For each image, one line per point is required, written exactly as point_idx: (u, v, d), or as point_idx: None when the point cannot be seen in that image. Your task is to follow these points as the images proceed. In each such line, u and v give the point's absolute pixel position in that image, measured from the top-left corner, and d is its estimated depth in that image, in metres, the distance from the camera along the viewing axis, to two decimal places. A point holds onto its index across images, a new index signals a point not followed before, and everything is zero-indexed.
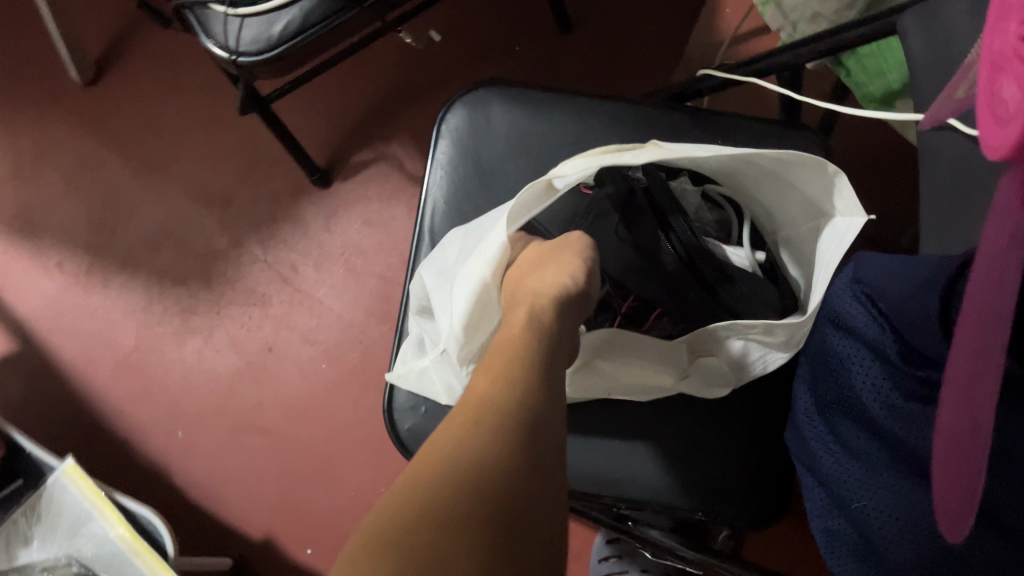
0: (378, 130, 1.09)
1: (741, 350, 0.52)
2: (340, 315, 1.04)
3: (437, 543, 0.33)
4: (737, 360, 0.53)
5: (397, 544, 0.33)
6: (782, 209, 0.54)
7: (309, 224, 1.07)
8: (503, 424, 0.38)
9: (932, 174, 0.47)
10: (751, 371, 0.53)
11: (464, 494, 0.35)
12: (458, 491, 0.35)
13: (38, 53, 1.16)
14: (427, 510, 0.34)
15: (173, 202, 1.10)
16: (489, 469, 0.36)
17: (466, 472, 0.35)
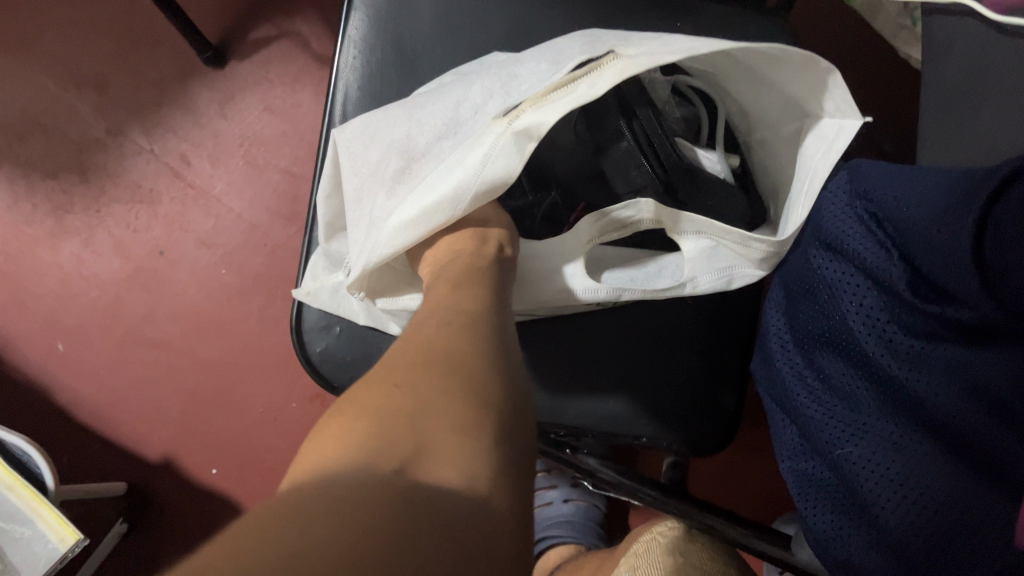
0: (279, 2, 0.96)
1: (708, 251, 0.44)
2: (241, 216, 0.93)
3: (427, 406, 0.28)
4: (700, 265, 0.45)
5: (385, 411, 0.27)
6: (761, 109, 0.46)
7: (201, 110, 0.94)
8: (466, 333, 0.33)
9: (944, 69, 0.41)
10: (717, 282, 0.45)
11: (466, 385, 0.29)
12: (452, 374, 0.30)
13: None
14: (414, 387, 0.29)
15: (36, 82, 0.94)
16: (480, 369, 0.31)
17: (455, 366, 0.30)
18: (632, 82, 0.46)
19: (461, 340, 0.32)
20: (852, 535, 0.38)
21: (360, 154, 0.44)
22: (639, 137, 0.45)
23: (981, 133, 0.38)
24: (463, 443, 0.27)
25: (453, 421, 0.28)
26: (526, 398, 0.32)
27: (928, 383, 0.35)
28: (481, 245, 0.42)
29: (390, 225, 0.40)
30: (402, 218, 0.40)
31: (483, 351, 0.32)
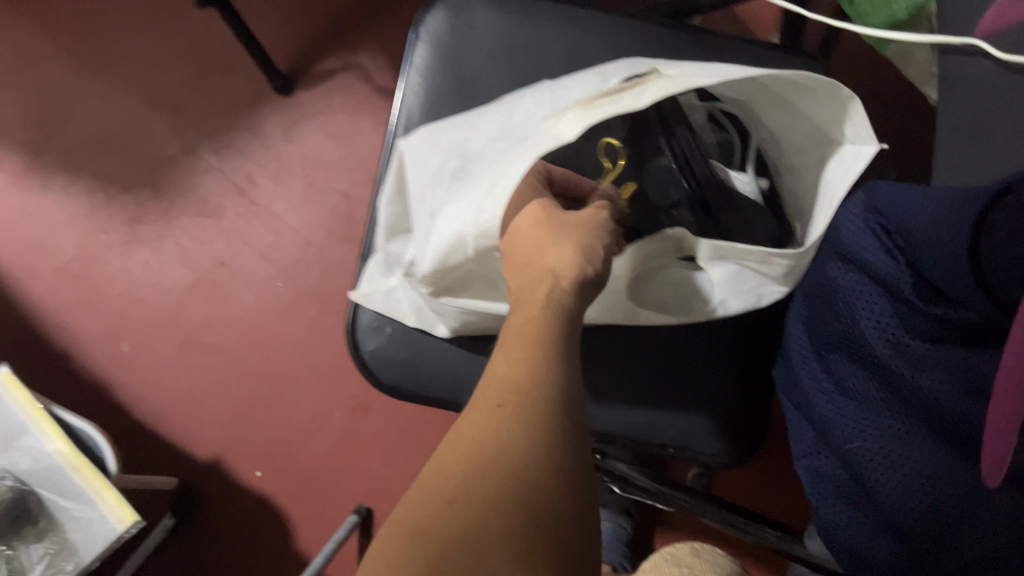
0: (345, 37, 1.03)
1: (735, 275, 0.50)
2: (299, 233, 0.99)
3: (481, 521, 0.27)
4: (730, 288, 0.51)
5: (434, 529, 0.27)
6: (790, 136, 0.50)
7: (268, 134, 1.01)
8: (537, 409, 0.31)
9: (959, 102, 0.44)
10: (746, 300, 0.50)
11: (536, 393, 0.32)
12: (510, 473, 0.29)
13: None
14: (467, 498, 0.28)
15: (120, 103, 1.02)
16: (541, 454, 0.29)
17: (515, 458, 0.29)
18: (673, 104, 0.53)
19: (524, 424, 0.31)
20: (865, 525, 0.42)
21: (421, 160, 0.50)
22: (677, 152, 0.52)
23: (989, 154, 0.41)
24: (507, 533, 0.27)
25: (503, 532, 0.27)
26: (588, 471, 0.31)
27: (931, 382, 0.38)
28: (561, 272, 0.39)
29: (440, 224, 0.46)
30: (449, 216, 0.45)
31: (550, 436, 0.30)
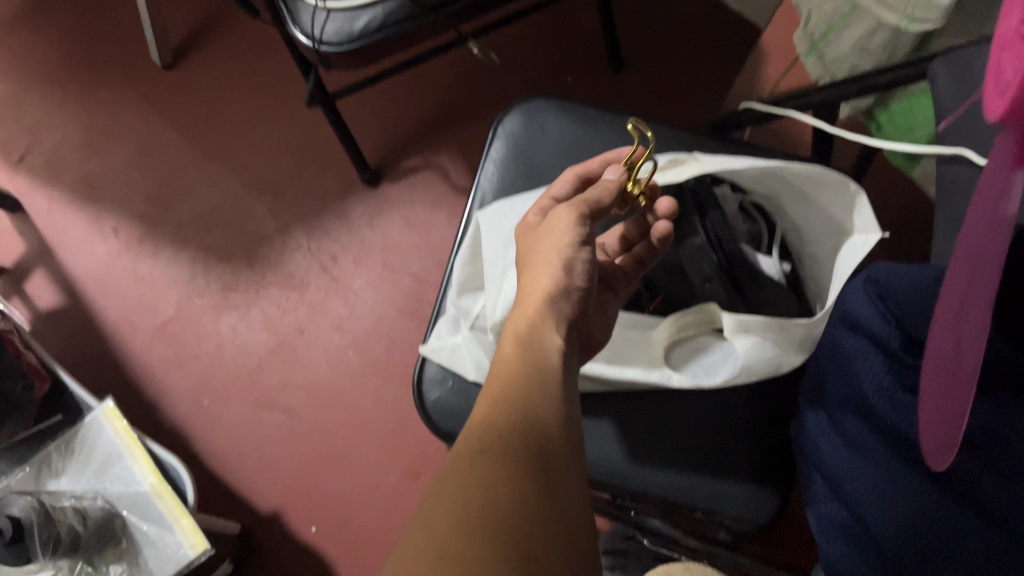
0: (429, 141, 1.16)
1: (757, 345, 0.57)
2: (372, 309, 1.09)
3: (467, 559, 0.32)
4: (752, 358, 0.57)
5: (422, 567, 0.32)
6: (809, 227, 0.58)
7: (353, 220, 1.13)
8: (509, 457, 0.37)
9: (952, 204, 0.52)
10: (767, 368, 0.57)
11: (503, 439, 0.38)
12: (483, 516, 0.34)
13: (120, 34, 1.24)
14: (452, 548, 0.32)
15: (228, 186, 1.16)
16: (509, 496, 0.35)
17: (488, 502, 0.34)
18: (710, 191, 0.62)
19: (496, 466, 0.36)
20: (858, 557, 0.47)
21: (495, 227, 0.61)
22: (709, 232, 0.61)
23: None
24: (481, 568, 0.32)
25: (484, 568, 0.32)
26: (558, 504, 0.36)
27: None
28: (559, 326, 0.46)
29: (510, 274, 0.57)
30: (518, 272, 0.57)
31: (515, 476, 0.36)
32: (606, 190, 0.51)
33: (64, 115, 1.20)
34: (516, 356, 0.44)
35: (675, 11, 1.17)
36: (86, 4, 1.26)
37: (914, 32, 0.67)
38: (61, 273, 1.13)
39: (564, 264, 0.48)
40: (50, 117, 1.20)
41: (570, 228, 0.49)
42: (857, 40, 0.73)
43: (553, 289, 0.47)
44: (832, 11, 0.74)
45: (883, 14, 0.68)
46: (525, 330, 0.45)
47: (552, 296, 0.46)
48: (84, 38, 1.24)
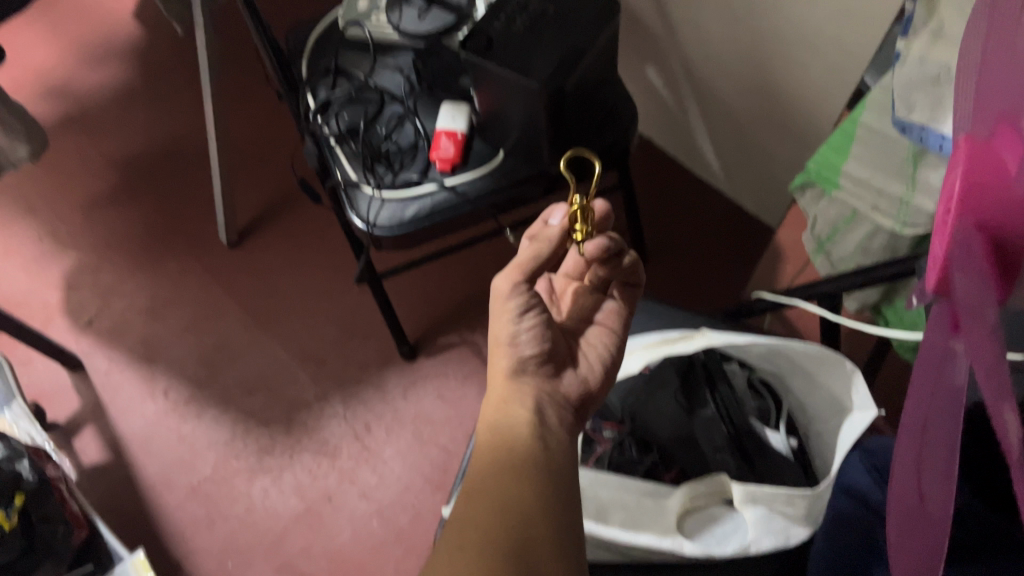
0: (465, 321, 1.23)
1: (764, 517, 0.59)
2: (399, 478, 1.12)
3: None
4: (761, 529, 0.59)
5: None
6: (813, 404, 0.63)
7: (389, 390, 1.19)
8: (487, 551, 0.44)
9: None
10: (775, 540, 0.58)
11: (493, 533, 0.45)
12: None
13: (193, 215, 1.37)
14: None
15: (275, 354, 1.24)
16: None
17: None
18: (720, 365, 0.68)
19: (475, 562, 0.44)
20: None
21: None
22: (720, 406, 0.67)
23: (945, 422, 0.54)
24: None
25: None
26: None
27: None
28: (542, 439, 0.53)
29: None
30: None
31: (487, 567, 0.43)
32: (546, 242, 0.59)
33: (134, 284, 1.31)
34: (495, 452, 0.52)
35: (698, 212, 1.27)
36: (167, 188, 1.40)
37: (908, 235, 0.73)
38: (109, 429, 1.19)
39: (508, 336, 0.57)
40: (121, 285, 1.31)
41: (509, 306, 0.58)
42: (858, 242, 0.79)
43: (511, 365, 0.57)
44: (834, 215, 0.81)
45: (879, 218, 0.75)
46: (493, 422, 0.54)
47: (512, 372, 0.57)
48: (162, 217, 1.37)
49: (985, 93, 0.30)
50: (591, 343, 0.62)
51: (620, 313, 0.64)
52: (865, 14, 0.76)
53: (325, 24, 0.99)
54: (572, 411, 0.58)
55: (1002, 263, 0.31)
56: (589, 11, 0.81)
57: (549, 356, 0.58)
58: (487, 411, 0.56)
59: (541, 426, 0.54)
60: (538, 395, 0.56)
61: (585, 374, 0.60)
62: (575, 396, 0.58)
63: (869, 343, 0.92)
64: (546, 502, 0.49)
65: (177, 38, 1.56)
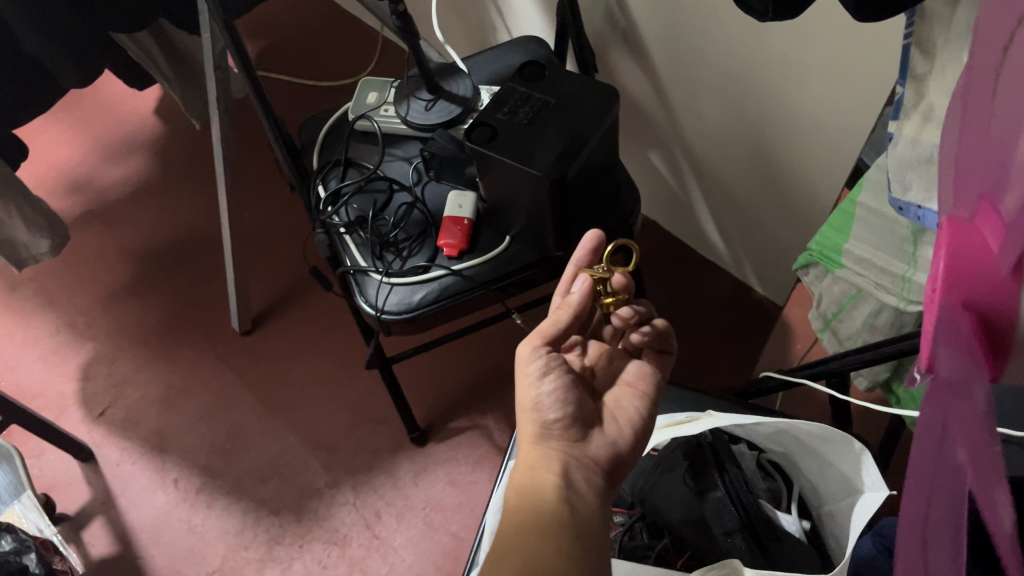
0: (476, 404, 1.23)
1: None
2: (411, 567, 1.10)
3: None
4: None
5: None
6: (823, 484, 0.62)
7: (399, 476, 1.18)
8: None
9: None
10: None
11: None
12: None
13: (207, 304, 1.39)
14: None
15: (286, 441, 1.23)
16: None
17: None
18: (727, 449, 0.66)
19: None
20: None
21: None
22: (729, 490, 0.63)
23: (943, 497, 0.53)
24: None
25: None
26: None
27: None
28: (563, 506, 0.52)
29: None
30: None
31: None
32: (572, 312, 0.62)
33: (148, 373, 1.32)
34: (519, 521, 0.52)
35: (706, 292, 1.28)
36: (182, 278, 1.43)
37: (912, 312, 0.73)
38: (119, 521, 1.18)
39: (534, 404, 0.59)
40: (135, 374, 1.33)
41: (531, 369, 0.60)
42: (863, 319, 0.79)
43: (536, 430, 0.58)
44: (839, 293, 0.81)
45: (882, 296, 0.75)
46: (521, 485, 0.55)
47: (538, 437, 0.58)
48: (177, 307, 1.39)
49: (968, 172, 0.30)
50: (620, 405, 0.62)
51: (649, 375, 0.64)
52: (855, 99, 0.78)
53: (335, 118, 1.02)
54: (604, 475, 0.57)
55: (993, 339, 0.31)
56: (590, 102, 0.84)
57: (574, 420, 0.58)
58: (515, 474, 0.56)
59: (571, 495, 0.54)
60: (565, 460, 0.56)
61: (614, 436, 0.59)
62: (605, 459, 0.58)
63: (882, 420, 0.91)
64: (571, 558, 0.49)
65: (195, 133, 1.61)
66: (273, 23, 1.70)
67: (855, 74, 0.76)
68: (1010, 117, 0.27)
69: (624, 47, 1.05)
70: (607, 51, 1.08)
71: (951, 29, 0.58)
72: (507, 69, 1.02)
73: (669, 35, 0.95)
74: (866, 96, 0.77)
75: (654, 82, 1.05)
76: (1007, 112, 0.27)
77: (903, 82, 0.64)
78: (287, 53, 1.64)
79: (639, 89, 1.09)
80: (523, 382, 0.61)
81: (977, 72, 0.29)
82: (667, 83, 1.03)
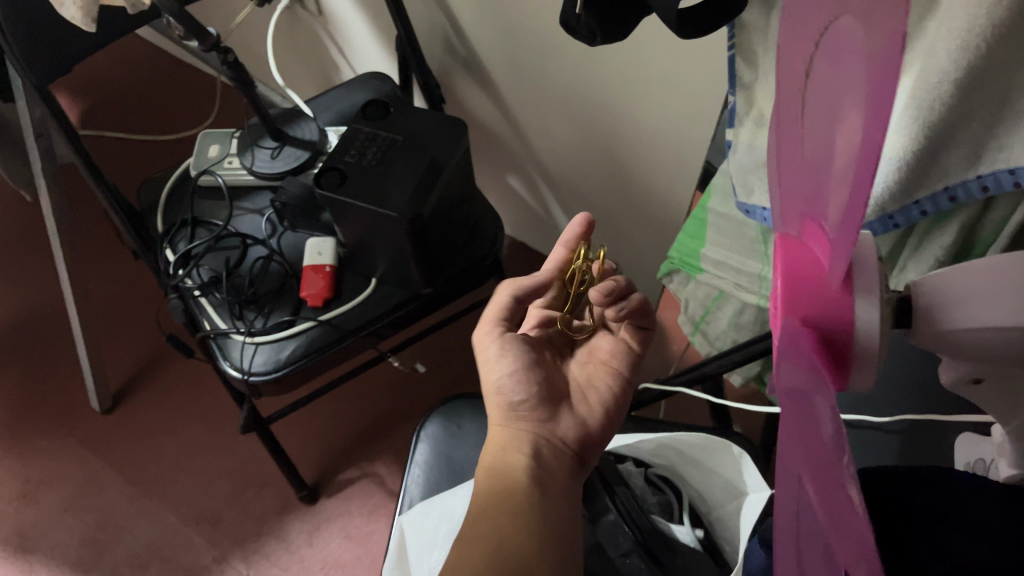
0: (363, 452, 1.19)
1: None
2: None
3: None
4: None
5: None
6: (709, 491, 0.63)
7: (292, 538, 1.13)
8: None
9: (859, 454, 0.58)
10: None
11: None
12: None
13: (61, 385, 1.29)
14: None
15: (164, 519, 1.16)
16: None
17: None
18: (613, 469, 0.66)
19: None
20: None
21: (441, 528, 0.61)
22: (621, 511, 0.63)
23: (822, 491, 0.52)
24: None
25: None
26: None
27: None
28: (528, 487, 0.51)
29: None
30: None
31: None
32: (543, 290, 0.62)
33: (0, 469, 1.21)
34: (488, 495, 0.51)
35: None
36: (30, 360, 1.32)
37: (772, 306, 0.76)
38: None
39: (501, 386, 0.57)
40: None
41: (489, 354, 0.59)
42: (729, 319, 0.81)
43: (504, 414, 0.57)
44: (703, 297, 0.83)
45: (743, 294, 0.77)
46: (492, 463, 0.54)
47: (504, 419, 0.56)
48: (26, 392, 1.29)
49: (792, 186, 0.31)
50: (593, 385, 0.60)
51: (626, 352, 0.63)
52: (690, 109, 0.81)
53: (176, 176, 0.97)
54: (572, 456, 0.56)
55: (830, 347, 0.31)
56: (438, 135, 0.83)
57: (541, 400, 0.57)
58: (486, 455, 0.55)
59: (540, 474, 0.52)
60: (535, 440, 0.55)
61: (583, 415, 0.58)
62: (573, 439, 0.56)
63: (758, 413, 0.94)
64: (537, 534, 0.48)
65: (25, 203, 1.50)
66: (102, 80, 1.61)
67: (686, 83, 0.78)
68: (820, 125, 0.28)
69: (467, 76, 1.05)
70: (452, 81, 1.09)
71: (767, 39, 0.61)
72: (352, 108, 1.00)
73: (510, 62, 0.95)
74: (701, 104, 0.79)
75: (501, 107, 1.05)
76: (819, 121, 0.28)
77: (734, 92, 0.66)
78: (119, 110, 1.55)
79: (488, 115, 1.09)
80: (489, 366, 0.59)
81: (780, 93, 0.31)
82: (514, 107, 1.03)
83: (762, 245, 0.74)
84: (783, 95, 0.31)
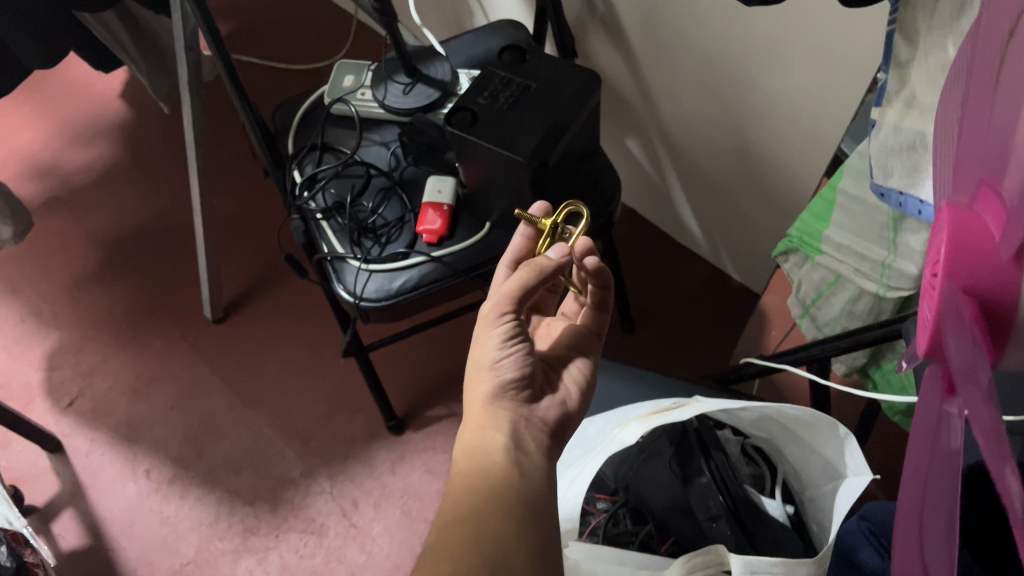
0: (452, 392, 1.22)
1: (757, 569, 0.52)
2: (387, 557, 1.10)
3: None
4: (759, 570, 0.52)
5: None
6: (806, 469, 0.62)
7: (377, 465, 1.17)
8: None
9: None
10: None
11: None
12: None
13: (178, 291, 1.37)
14: None
15: (260, 430, 1.22)
16: None
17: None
18: (713, 434, 0.66)
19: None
20: None
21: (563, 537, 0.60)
22: (715, 474, 0.64)
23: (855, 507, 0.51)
24: None
25: None
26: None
27: None
28: (506, 470, 0.50)
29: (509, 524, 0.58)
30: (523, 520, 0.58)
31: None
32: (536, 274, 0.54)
33: (117, 362, 1.30)
34: (463, 479, 0.50)
35: (685, 278, 1.30)
36: (152, 265, 1.40)
37: (892, 297, 0.73)
38: (88, 512, 1.16)
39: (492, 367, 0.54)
40: (103, 363, 1.30)
41: (492, 334, 0.54)
42: (842, 305, 0.79)
43: (490, 390, 0.54)
44: (818, 280, 0.81)
45: (861, 281, 0.75)
46: (468, 444, 0.52)
47: (489, 397, 0.54)
48: (146, 294, 1.37)
49: (976, 154, 0.30)
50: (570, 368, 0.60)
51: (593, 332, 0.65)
52: (835, 85, 0.78)
53: (311, 100, 1.01)
54: (548, 434, 0.55)
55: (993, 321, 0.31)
56: (571, 87, 0.83)
57: (529, 381, 0.55)
58: (463, 432, 0.53)
59: (517, 454, 0.51)
60: (516, 423, 0.53)
61: (565, 397, 0.58)
62: (551, 420, 0.56)
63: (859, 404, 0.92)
64: (515, 525, 0.47)
65: (162, 116, 1.58)
66: (243, 5, 1.66)
67: (835, 57, 0.76)
68: (1012, 98, 0.28)
69: (602, 31, 1.04)
70: (586, 36, 1.08)
71: (935, 17, 0.58)
72: (485, 53, 1.01)
73: (649, 22, 0.94)
74: (848, 80, 0.77)
75: (633, 67, 1.04)
76: (1013, 92, 0.27)
77: (886, 69, 0.63)
78: (257, 36, 1.61)
79: (618, 74, 1.08)
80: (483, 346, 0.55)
81: (977, 58, 0.30)
82: (645, 67, 1.02)
83: (891, 232, 0.72)
84: (983, 56, 0.30)
